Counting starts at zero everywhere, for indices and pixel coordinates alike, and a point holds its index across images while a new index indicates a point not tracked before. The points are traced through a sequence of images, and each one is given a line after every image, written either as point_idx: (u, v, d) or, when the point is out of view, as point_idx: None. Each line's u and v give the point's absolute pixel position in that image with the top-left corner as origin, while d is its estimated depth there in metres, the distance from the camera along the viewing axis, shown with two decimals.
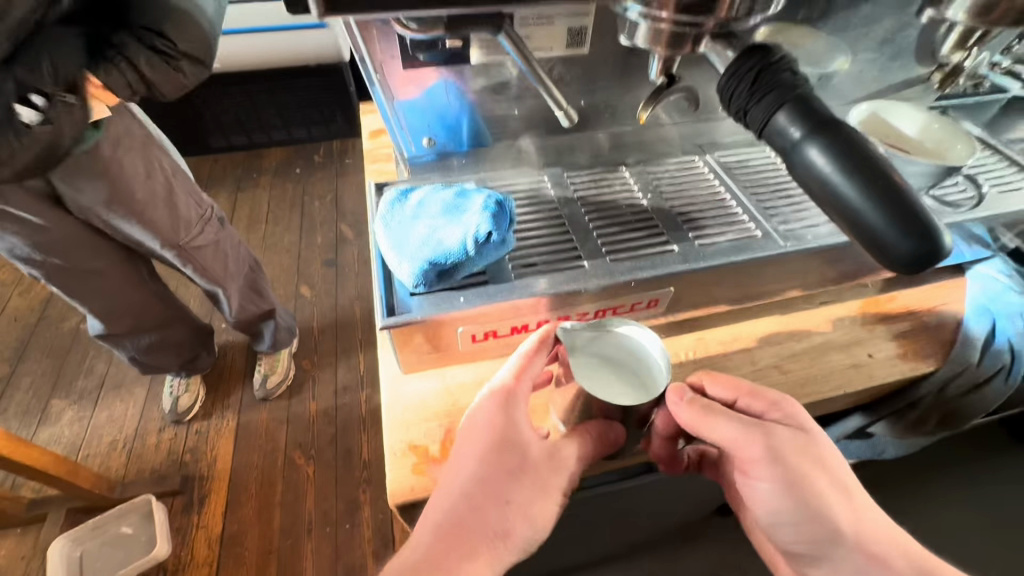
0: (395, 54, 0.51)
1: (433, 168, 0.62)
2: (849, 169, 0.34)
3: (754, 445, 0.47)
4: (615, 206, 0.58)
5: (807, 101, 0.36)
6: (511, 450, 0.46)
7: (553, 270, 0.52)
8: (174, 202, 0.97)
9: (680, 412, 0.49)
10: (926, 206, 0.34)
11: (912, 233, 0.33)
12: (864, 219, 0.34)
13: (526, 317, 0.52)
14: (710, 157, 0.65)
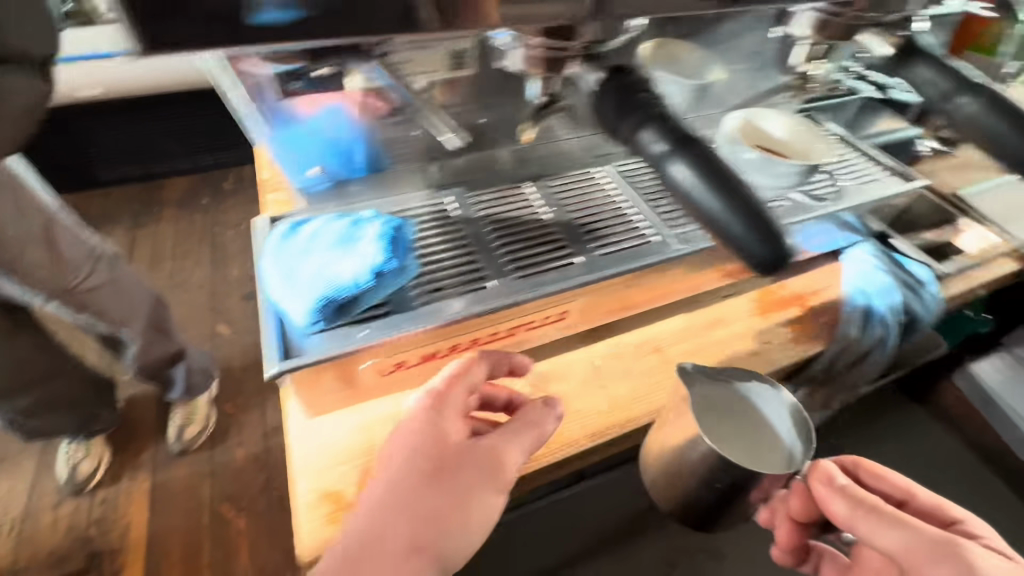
0: (269, 88, 0.53)
1: (330, 197, 0.59)
2: (706, 183, 0.38)
3: (939, 562, 0.46)
4: (519, 222, 0.59)
5: (666, 120, 0.40)
6: (431, 452, 0.43)
7: (457, 293, 0.51)
8: (56, 240, 0.89)
9: (832, 498, 0.51)
10: (773, 214, 0.39)
11: (764, 239, 0.37)
12: (729, 228, 0.38)
13: (436, 344, 0.51)
14: (610, 166, 0.66)
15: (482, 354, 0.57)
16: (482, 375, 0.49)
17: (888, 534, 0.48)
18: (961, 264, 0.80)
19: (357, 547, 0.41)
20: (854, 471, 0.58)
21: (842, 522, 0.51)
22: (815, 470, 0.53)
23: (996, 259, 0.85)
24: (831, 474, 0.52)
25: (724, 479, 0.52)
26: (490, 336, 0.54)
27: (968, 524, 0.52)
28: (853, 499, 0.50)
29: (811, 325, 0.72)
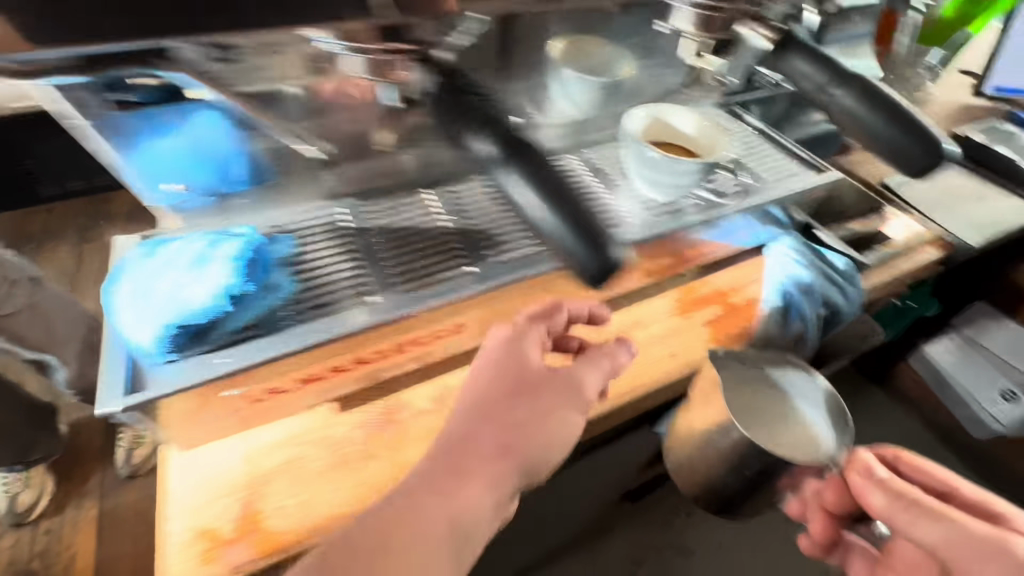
0: (93, 104, 0.44)
1: (213, 212, 0.55)
2: (543, 193, 0.46)
3: (986, 559, 0.49)
4: (414, 231, 0.56)
5: (499, 128, 0.49)
6: (516, 379, 0.50)
7: (336, 311, 0.49)
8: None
9: (870, 488, 0.56)
10: (594, 214, 0.47)
11: (590, 247, 0.45)
12: (568, 236, 0.45)
13: (315, 366, 0.49)
14: None
15: (375, 372, 0.53)
16: (560, 318, 0.55)
17: (925, 526, 0.52)
18: (880, 254, 0.81)
19: (446, 454, 0.47)
20: (895, 462, 0.63)
21: (880, 513, 0.55)
22: (856, 460, 0.58)
23: (921, 247, 0.84)
24: (870, 466, 0.57)
25: (754, 466, 0.59)
26: (379, 350, 0.52)
27: (1013, 519, 0.55)
28: (892, 490, 0.55)
29: (730, 324, 0.70)
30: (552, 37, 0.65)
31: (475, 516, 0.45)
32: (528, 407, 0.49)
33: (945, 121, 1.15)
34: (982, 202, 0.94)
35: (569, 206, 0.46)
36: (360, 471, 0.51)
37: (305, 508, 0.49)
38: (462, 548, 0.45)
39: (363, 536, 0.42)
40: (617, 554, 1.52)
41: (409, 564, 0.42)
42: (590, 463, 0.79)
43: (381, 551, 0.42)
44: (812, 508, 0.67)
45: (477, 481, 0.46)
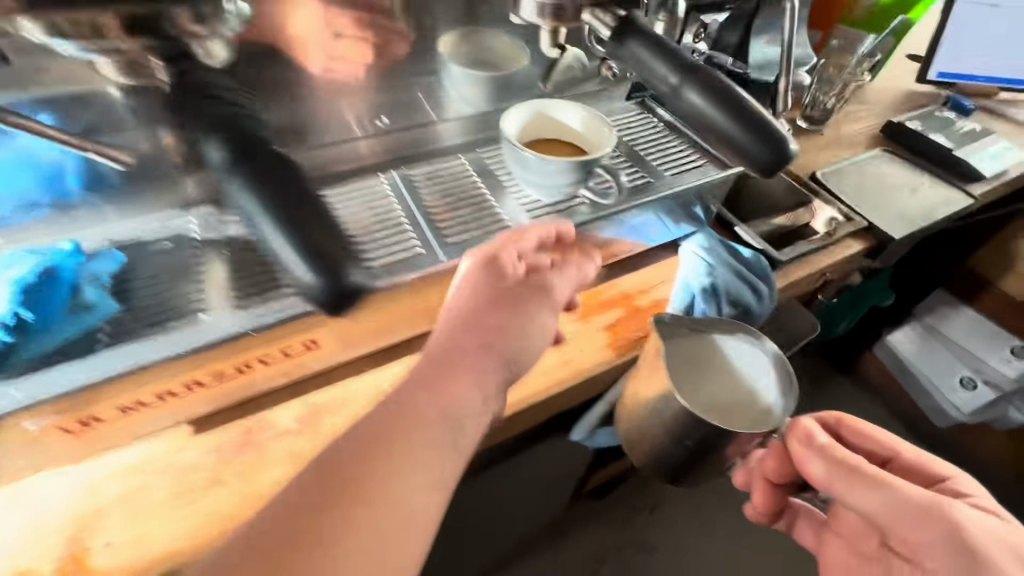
0: None
1: (49, 223, 0.49)
2: (279, 221, 0.36)
3: (928, 526, 0.47)
4: None
5: (239, 133, 0.38)
6: (497, 286, 0.50)
7: (155, 333, 0.45)
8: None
9: (810, 460, 0.53)
10: (352, 251, 0.38)
11: (319, 267, 0.36)
12: (302, 266, 0.36)
13: (139, 392, 0.45)
14: (397, 174, 0.61)
15: (222, 395, 0.50)
16: (506, 266, 0.51)
17: (866, 496, 0.49)
18: (800, 249, 0.77)
19: (433, 357, 0.46)
20: (836, 427, 0.58)
21: (820, 483, 0.52)
22: (796, 428, 0.54)
23: (843, 242, 0.82)
24: (812, 433, 0.53)
25: (693, 437, 0.57)
26: (214, 376, 0.47)
27: (957, 483, 0.52)
28: (830, 459, 0.51)
29: (631, 329, 0.67)
30: (440, 31, 0.59)
31: (469, 413, 0.44)
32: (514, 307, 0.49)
33: (884, 110, 1.12)
34: (916, 194, 0.90)
35: (298, 217, 0.37)
36: (204, 499, 0.49)
37: (140, 540, 0.46)
38: (460, 442, 0.43)
39: (363, 434, 0.40)
40: (578, 554, 1.37)
41: (416, 455, 0.40)
42: (499, 474, 0.76)
43: (382, 444, 0.40)
44: (755, 480, 0.63)
45: (466, 382, 0.45)
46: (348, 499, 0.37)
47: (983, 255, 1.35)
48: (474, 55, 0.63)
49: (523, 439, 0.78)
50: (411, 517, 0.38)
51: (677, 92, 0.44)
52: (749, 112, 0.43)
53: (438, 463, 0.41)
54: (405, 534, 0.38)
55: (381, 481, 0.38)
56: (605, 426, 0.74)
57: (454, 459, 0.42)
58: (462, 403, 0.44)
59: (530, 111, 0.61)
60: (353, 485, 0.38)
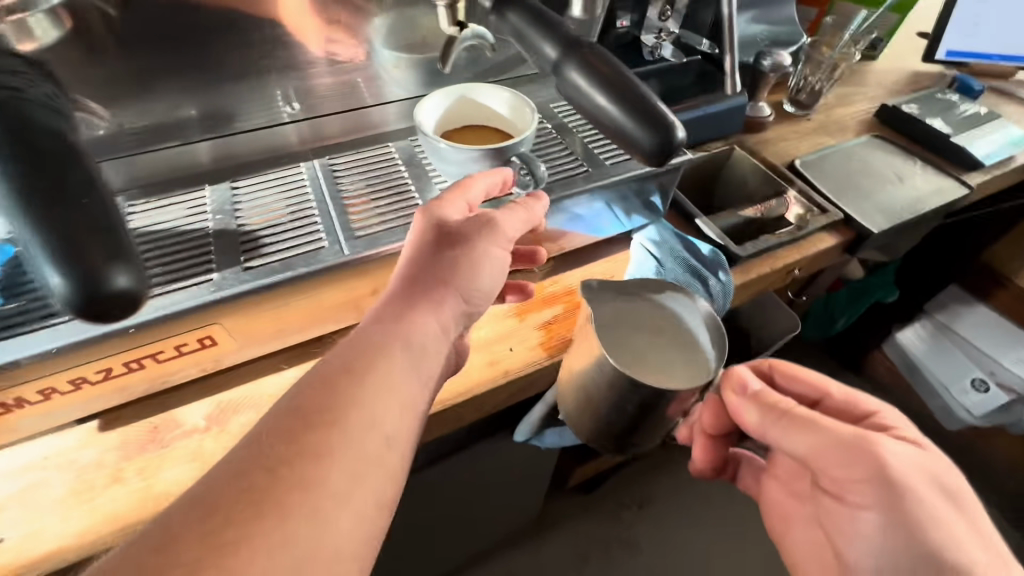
0: None
1: None
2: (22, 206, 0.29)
3: (852, 461, 0.44)
4: (168, 236, 0.50)
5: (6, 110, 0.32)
6: (444, 232, 0.47)
7: (30, 330, 0.42)
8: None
9: (744, 408, 0.50)
10: (128, 246, 0.31)
11: (67, 266, 0.28)
12: (51, 269, 0.29)
13: (19, 388, 0.43)
14: (318, 162, 0.59)
15: (122, 391, 0.49)
16: (456, 209, 0.49)
17: (797, 436, 0.47)
18: (765, 243, 0.72)
19: (384, 308, 0.44)
20: (769, 373, 0.54)
21: (755, 432, 0.50)
22: (729, 378, 0.51)
23: (817, 236, 0.76)
24: (745, 379, 0.50)
25: (634, 401, 0.50)
26: (102, 372, 0.46)
27: (881, 417, 0.49)
28: (762, 405, 0.48)
29: (568, 328, 0.64)
30: (372, 14, 0.58)
31: (430, 341, 0.44)
32: (472, 238, 0.47)
33: (884, 92, 1.04)
34: (903, 183, 0.84)
35: (55, 210, 0.29)
36: (100, 497, 0.48)
37: (29, 538, 0.45)
38: (423, 368, 0.43)
39: (329, 372, 0.40)
40: (560, 550, 1.32)
41: (385, 382, 0.40)
42: (440, 472, 0.74)
43: (349, 375, 0.40)
44: (696, 436, 0.59)
45: (427, 315, 0.44)
46: (325, 426, 0.37)
47: (998, 249, 1.22)
48: (406, 37, 0.61)
49: (468, 437, 0.76)
50: (388, 439, 0.39)
51: (560, 70, 0.42)
52: (630, 91, 0.40)
53: (405, 388, 0.41)
54: (385, 456, 0.38)
55: (355, 409, 0.38)
56: (549, 428, 0.71)
57: (420, 385, 0.43)
58: (422, 333, 0.44)
59: (450, 99, 0.61)
60: (328, 413, 0.38)
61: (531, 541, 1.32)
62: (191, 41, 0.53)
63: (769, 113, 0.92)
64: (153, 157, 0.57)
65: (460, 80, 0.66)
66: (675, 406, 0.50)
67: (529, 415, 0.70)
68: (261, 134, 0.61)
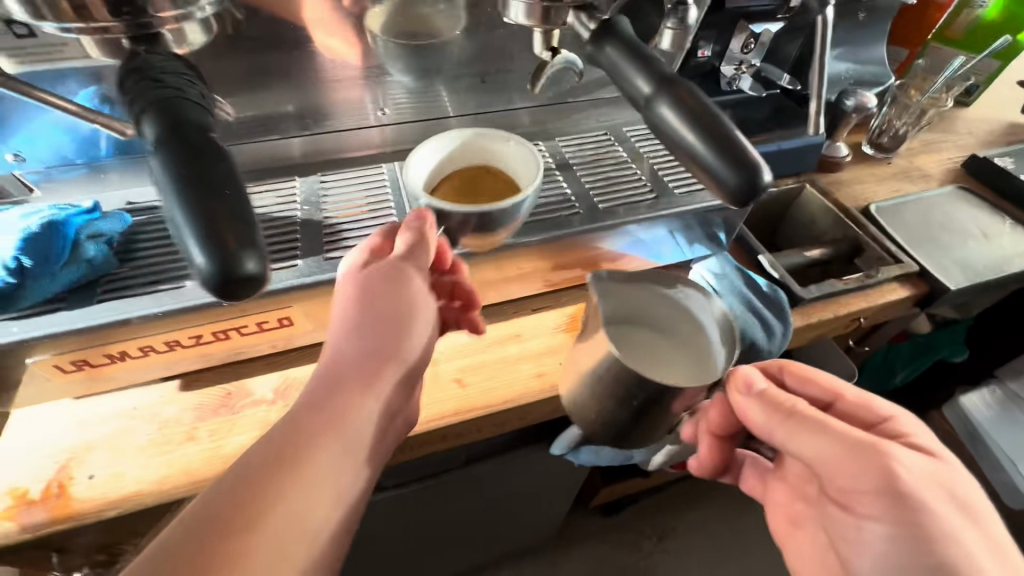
0: None
1: (80, 182, 0.57)
2: (176, 187, 0.33)
3: (865, 469, 0.43)
4: (260, 221, 0.55)
5: (174, 105, 0.36)
6: (384, 293, 0.45)
7: (148, 291, 0.48)
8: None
9: (749, 408, 0.48)
10: (259, 233, 0.34)
11: (206, 248, 0.32)
12: (194, 244, 0.32)
13: (123, 342, 0.48)
14: (398, 165, 0.63)
15: (202, 357, 0.54)
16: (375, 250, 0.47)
17: (809, 440, 0.45)
18: (828, 288, 0.69)
19: (324, 376, 0.42)
20: (780, 375, 0.53)
21: (760, 428, 0.49)
22: (733, 379, 0.50)
23: (887, 285, 0.73)
24: (750, 379, 0.49)
25: (639, 397, 0.50)
26: (195, 338, 0.50)
27: (896, 421, 0.47)
28: (769, 403, 0.47)
29: None
30: (371, 4, 0.55)
31: (368, 426, 0.41)
32: (399, 292, 0.46)
33: (974, 142, 0.99)
34: (987, 241, 0.79)
35: (200, 196, 0.33)
36: (175, 451, 0.52)
37: (113, 479, 0.50)
38: (363, 452, 0.41)
39: (255, 460, 0.36)
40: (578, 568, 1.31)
41: (318, 473, 0.37)
42: (478, 471, 0.76)
43: (279, 465, 0.36)
44: (701, 434, 0.57)
45: (368, 395, 0.42)
46: (243, 530, 0.33)
47: None
48: (442, 34, 0.59)
49: (504, 444, 0.77)
50: (311, 538, 0.36)
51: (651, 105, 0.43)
52: (721, 131, 0.41)
53: (341, 474, 0.38)
54: (308, 554, 0.35)
55: (279, 508, 0.35)
56: (586, 445, 0.72)
57: (355, 469, 0.40)
58: (362, 418, 0.41)
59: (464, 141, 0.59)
60: (246, 515, 0.34)
61: (551, 553, 1.33)
62: (301, 47, 0.56)
63: (845, 153, 0.88)
64: (256, 148, 0.62)
65: (539, 99, 0.68)
66: (677, 401, 0.49)
67: (568, 430, 0.71)
68: (349, 136, 0.65)
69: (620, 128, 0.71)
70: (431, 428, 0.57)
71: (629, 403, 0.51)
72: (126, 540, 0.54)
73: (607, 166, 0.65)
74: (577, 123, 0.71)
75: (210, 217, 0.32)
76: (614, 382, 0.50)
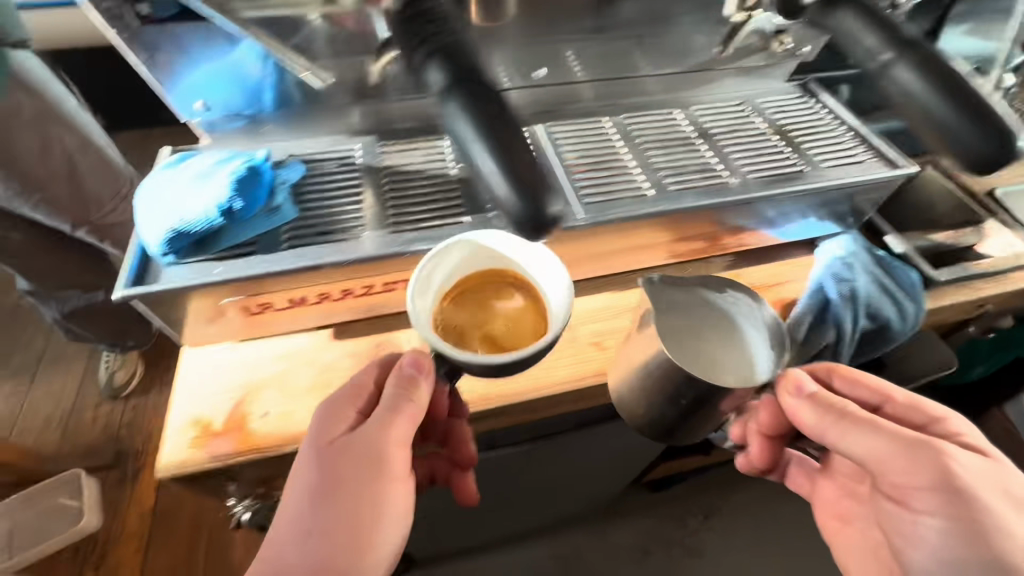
0: (155, 43, 0.49)
1: (241, 134, 0.59)
2: (479, 132, 0.34)
3: (919, 467, 0.46)
4: (420, 175, 0.56)
5: (455, 52, 0.37)
6: (340, 481, 0.45)
7: (331, 241, 0.49)
8: (78, 180, 1.03)
9: (800, 409, 0.50)
10: (546, 179, 0.35)
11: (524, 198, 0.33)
12: (507, 191, 0.33)
13: (304, 290, 0.50)
14: (540, 127, 0.63)
15: (362, 308, 0.56)
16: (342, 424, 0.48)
17: (863, 436, 0.48)
18: (960, 271, 0.69)
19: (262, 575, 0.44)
20: (827, 378, 0.55)
21: (810, 431, 0.50)
22: (784, 380, 0.51)
23: (1017, 272, 0.72)
24: (801, 382, 0.50)
25: (689, 395, 0.49)
26: (367, 287, 0.53)
27: (948, 422, 0.51)
28: (822, 405, 0.49)
29: None
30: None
31: None
32: (357, 485, 0.45)
33: None
34: None
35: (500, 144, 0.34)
36: None
37: (285, 417, 0.53)
38: None
39: None
40: None
41: None
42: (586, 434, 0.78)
43: None
44: (751, 434, 0.59)
45: None
46: None
47: None
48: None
49: (613, 412, 0.77)
50: None
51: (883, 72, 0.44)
52: (968, 97, 0.41)
53: None
54: None
55: None
56: None
57: None
58: None
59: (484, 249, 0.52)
60: None
61: None
62: None
63: None
64: (391, 108, 0.59)
65: (689, 67, 0.65)
66: (726, 401, 0.49)
67: None
68: None
69: (754, 100, 0.69)
70: (579, 387, 0.61)
71: (678, 401, 0.50)
72: (282, 476, 0.56)
73: (749, 137, 0.64)
74: (714, 94, 0.69)
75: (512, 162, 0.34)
76: (666, 382, 0.50)
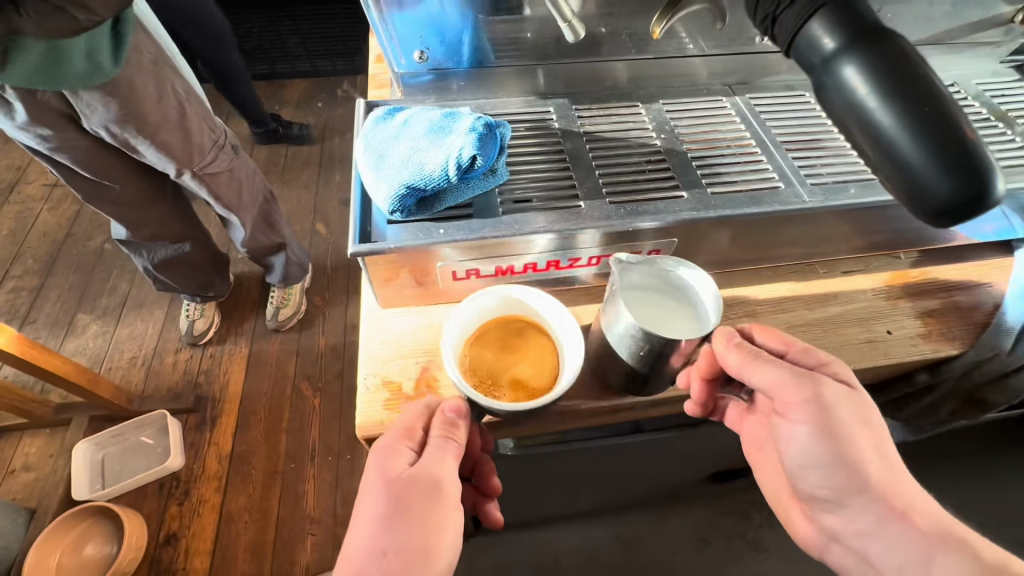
0: None
1: (429, 89, 0.57)
2: (899, 106, 0.30)
3: (799, 391, 0.42)
4: (624, 143, 0.54)
5: (850, 7, 0.32)
6: (406, 498, 0.40)
7: (549, 208, 0.49)
8: (189, 126, 0.86)
9: (726, 355, 0.45)
10: (979, 142, 0.30)
11: (966, 178, 0.29)
12: (940, 177, 0.29)
13: (511, 258, 0.50)
14: (740, 99, 0.59)
15: (550, 282, 0.55)
16: (401, 452, 0.43)
17: (770, 374, 0.43)
18: None
19: None
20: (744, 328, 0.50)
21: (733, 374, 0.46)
22: (716, 331, 0.46)
23: None
24: (733, 332, 0.46)
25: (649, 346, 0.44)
26: (573, 260, 0.52)
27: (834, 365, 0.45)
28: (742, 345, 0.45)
29: (952, 324, 0.60)
30: None
31: None
32: (426, 508, 0.40)
33: None
34: None
35: (933, 116, 0.29)
36: None
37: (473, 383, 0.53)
38: None
39: None
40: None
41: None
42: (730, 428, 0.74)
43: None
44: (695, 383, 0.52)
45: None
46: None
47: None
48: None
49: None
50: None
51: None
52: None
53: None
54: None
55: None
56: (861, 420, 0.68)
57: None
58: None
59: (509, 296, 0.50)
60: None
61: None
62: None
63: None
64: (576, 69, 0.57)
65: (911, 37, 0.58)
66: (675, 354, 0.45)
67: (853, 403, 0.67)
68: (673, 65, 0.58)
69: (966, 81, 0.62)
70: None
71: (638, 352, 0.46)
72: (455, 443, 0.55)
73: None
74: None
75: (950, 134, 0.29)
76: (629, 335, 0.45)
